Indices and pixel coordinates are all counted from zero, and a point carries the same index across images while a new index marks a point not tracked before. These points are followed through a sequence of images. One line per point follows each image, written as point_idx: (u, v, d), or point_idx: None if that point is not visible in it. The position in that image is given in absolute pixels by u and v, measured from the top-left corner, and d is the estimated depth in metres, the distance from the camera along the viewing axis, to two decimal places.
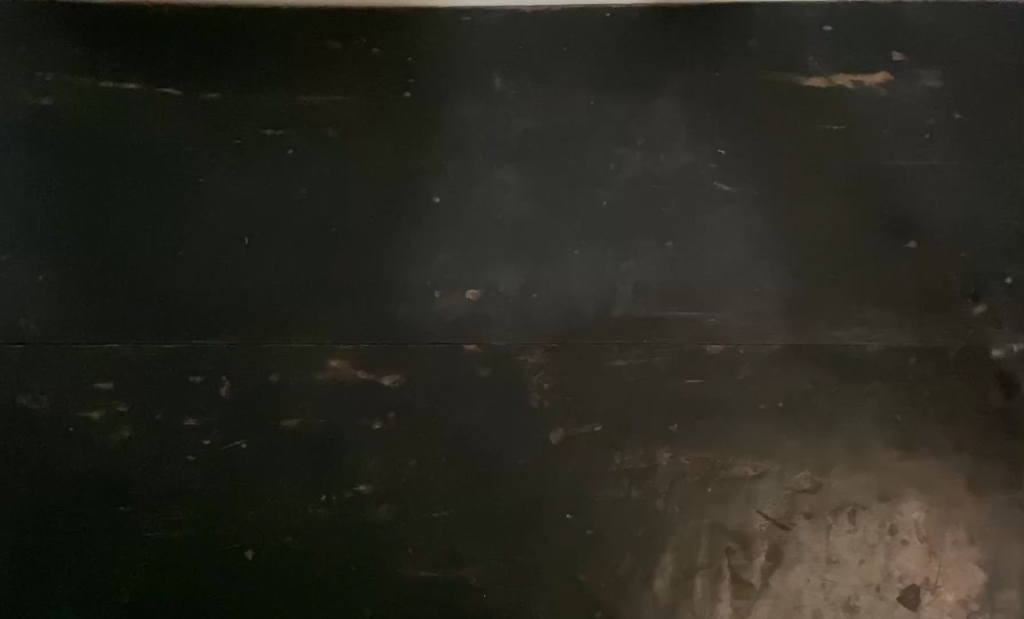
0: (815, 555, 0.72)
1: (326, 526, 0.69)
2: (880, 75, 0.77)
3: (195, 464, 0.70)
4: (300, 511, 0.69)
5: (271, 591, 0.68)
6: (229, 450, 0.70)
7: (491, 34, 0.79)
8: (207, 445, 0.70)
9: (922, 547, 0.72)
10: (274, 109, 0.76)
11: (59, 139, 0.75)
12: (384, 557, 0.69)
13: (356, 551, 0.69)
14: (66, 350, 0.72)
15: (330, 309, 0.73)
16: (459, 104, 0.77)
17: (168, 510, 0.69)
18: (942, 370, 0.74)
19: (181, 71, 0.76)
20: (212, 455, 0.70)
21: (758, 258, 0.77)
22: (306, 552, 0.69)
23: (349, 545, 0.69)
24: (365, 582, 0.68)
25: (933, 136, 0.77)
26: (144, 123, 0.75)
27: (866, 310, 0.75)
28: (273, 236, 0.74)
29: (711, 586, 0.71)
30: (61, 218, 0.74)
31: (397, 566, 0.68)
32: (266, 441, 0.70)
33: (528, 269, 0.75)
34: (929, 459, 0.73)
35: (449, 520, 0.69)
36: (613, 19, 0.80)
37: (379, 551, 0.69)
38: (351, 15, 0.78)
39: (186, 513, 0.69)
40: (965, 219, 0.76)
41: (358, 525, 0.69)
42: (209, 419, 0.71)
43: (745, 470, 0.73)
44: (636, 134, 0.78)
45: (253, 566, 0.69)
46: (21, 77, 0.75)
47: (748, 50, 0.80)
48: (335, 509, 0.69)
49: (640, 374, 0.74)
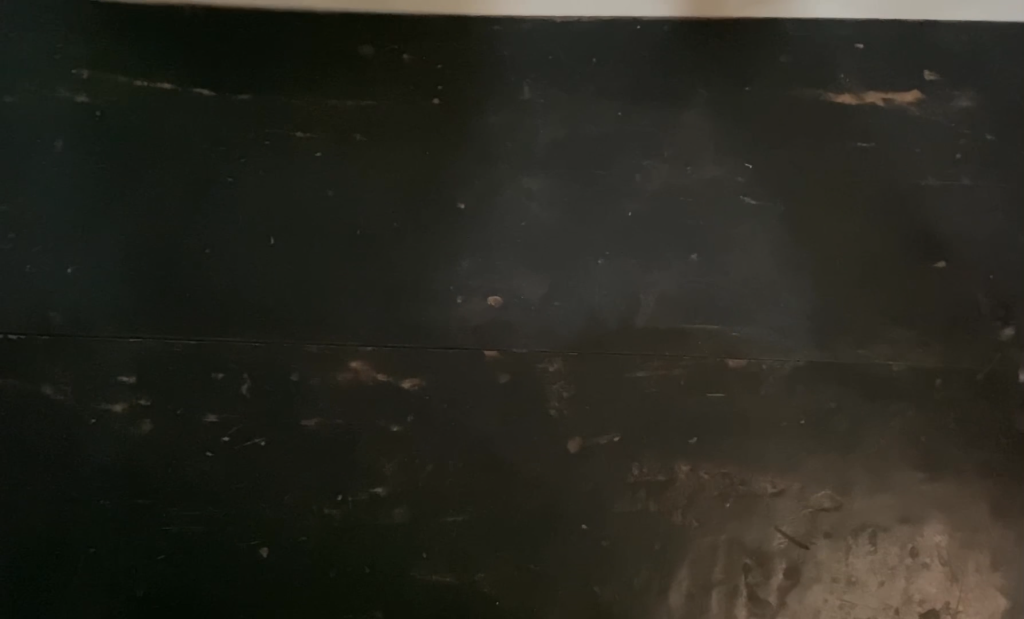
0: (834, 576, 0.69)
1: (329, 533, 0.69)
2: (910, 95, 0.79)
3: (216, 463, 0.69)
4: (313, 520, 0.69)
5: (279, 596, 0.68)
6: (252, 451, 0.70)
7: (522, 43, 0.79)
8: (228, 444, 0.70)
9: (943, 571, 0.70)
10: (302, 113, 0.77)
11: (93, 133, 0.76)
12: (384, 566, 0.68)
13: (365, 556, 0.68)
14: (88, 341, 0.71)
15: (349, 313, 0.73)
16: (487, 112, 0.77)
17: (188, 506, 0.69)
18: (969, 392, 0.73)
19: (214, 71, 0.77)
20: (234, 456, 0.70)
21: (787, 273, 0.75)
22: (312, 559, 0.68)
23: (356, 550, 0.68)
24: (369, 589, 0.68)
25: (963, 158, 0.78)
26: (177, 119, 0.76)
27: (894, 328, 0.74)
28: (298, 237, 0.74)
29: (727, 603, 0.69)
30: (90, 212, 0.74)
31: (406, 571, 0.68)
32: (290, 443, 0.70)
33: (551, 278, 0.74)
34: (954, 481, 0.71)
35: (460, 525, 0.69)
36: (642, 31, 0.80)
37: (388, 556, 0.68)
38: (383, 22, 0.79)
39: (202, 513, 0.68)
40: (995, 241, 0.76)
41: (366, 534, 0.69)
42: (233, 420, 0.70)
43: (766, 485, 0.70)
44: (664, 144, 0.77)
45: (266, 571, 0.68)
46: (57, 75, 0.76)
47: (781, 64, 0.79)
48: (345, 517, 0.69)
49: (661, 386, 0.72)
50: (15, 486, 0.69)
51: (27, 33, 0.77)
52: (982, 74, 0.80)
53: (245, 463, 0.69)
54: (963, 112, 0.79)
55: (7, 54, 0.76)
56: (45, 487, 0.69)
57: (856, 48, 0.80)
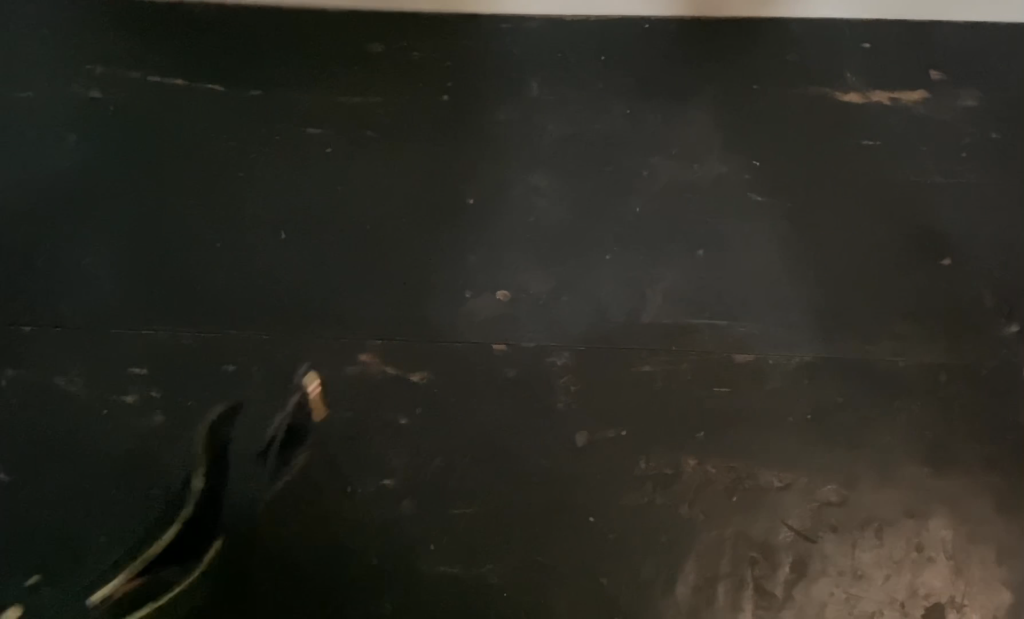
0: (840, 569, 0.69)
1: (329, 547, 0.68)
2: (915, 94, 0.81)
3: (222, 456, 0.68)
4: (315, 520, 0.68)
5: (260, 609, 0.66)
6: (263, 447, 0.69)
7: (533, 40, 0.82)
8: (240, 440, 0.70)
9: (949, 565, 0.69)
10: (314, 109, 0.78)
11: (106, 127, 0.77)
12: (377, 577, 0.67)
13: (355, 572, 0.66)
14: (100, 332, 0.72)
15: (359, 305, 0.73)
16: (497, 109, 0.79)
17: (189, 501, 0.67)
18: (975, 388, 0.73)
19: (226, 69, 0.79)
20: (245, 451, 0.70)
21: (792, 268, 0.76)
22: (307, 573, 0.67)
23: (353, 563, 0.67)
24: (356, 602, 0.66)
25: (967, 157, 0.79)
26: (190, 114, 0.78)
27: (899, 324, 0.74)
28: (308, 230, 0.75)
29: (733, 596, 0.68)
30: (100, 203, 0.75)
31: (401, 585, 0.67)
32: (300, 438, 0.70)
33: (558, 273, 0.75)
34: (960, 476, 0.71)
35: (465, 529, 0.68)
36: (651, 30, 0.83)
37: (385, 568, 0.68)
38: (395, 22, 0.82)
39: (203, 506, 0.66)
40: (1000, 239, 0.77)
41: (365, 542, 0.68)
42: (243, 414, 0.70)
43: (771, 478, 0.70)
44: (671, 142, 0.79)
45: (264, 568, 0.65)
46: (74, 71, 0.78)
47: (786, 63, 0.82)
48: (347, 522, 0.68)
49: (668, 380, 0.72)
50: (22, 475, 0.68)
51: (53, 34, 0.80)
52: (983, 76, 0.82)
53: (254, 459, 0.69)
54: (967, 111, 0.81)
55: (32, 53, 0.79)
56: (48, 480, 0.68)
57: (861, 48, 0.83)
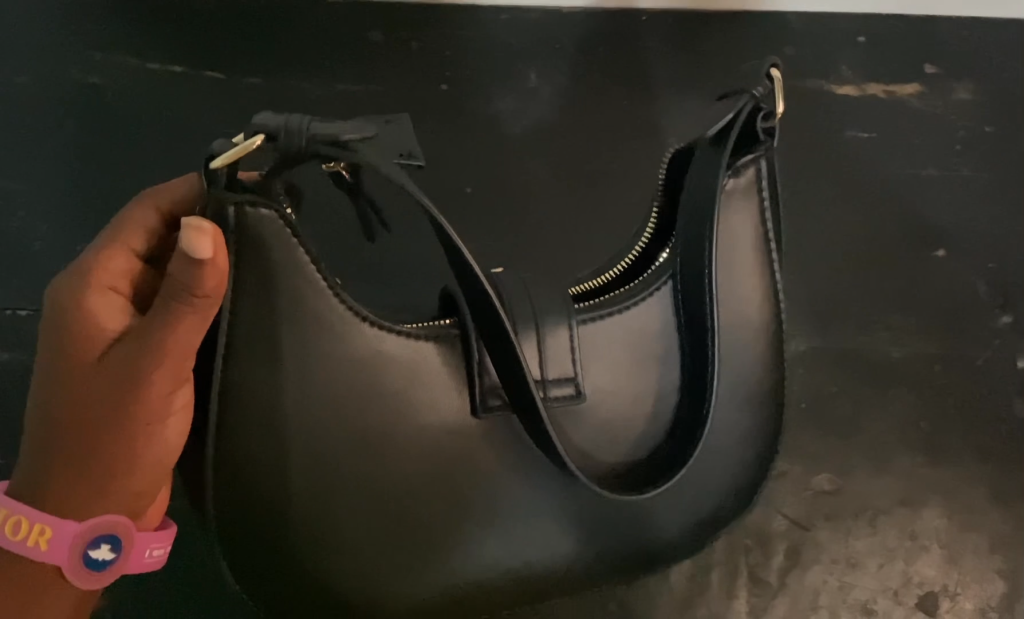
0: (835, 557, 0.69)
1: (617, 431, 0.51)
2: (909, 88, 0.82)
3: (693, 253, 0.50)
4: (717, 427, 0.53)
5: (284, 482, 0.45)
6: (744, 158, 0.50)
7: (531, 30, 0.83)
8: (728, 192, 0.50)
9: (943, 554, 0.69)
10: (312, 97, 0.78)
11: (103, 113, 0.77)
12: (497, 498, 0.49)
13: (373, 542, 0.47)
14: None
15: (356, 291, 0.73)
16: (495, 99, 0.80)
17: (157, 350, 0.43)
18: (970, 378, 0.73)
19: (225, 56, 0.80)
20: (739, 209, 0.50)
21: (787, 259, 0.76)
22: (584, 441, 0.51)
23: (396, 551, 0.48)
24: (358, 576, 0.48)
25: (961, 150, 0.80)
26: (186, 100, 0.78)
27: (893, 315, 0.75)
28: (304, 217, 0.75)
29: (727, 583, 0.68)
30: (95, 188, 0.75)
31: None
32: (732, 174, 0.50)
33: (557, 260, 0.74)
34: (954, 465, 0.71)
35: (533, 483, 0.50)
36: (648, 21, 0.83)
37: (353, 593, 0.48)
38: (395, 10, 0.83)
39: (670, 327, 0.52)
40: (992, 231, 0.78)
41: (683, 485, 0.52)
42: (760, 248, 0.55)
43: (788, 453, 0.69)
44: (668, 132, 0.79)
45: (459, 382, 0.48)
46: (72, 57, 0.79)
47: (784, 56, 0.83)
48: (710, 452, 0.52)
49: None
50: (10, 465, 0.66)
51: (53, 20, 0.80)
52: (977, 71, 0.83)
53: (732, 170, 0.49)
54: (962, 104, 0.82)
55: (31, 39, 0.79)
56: None
57: (857, 42, 0.84)
